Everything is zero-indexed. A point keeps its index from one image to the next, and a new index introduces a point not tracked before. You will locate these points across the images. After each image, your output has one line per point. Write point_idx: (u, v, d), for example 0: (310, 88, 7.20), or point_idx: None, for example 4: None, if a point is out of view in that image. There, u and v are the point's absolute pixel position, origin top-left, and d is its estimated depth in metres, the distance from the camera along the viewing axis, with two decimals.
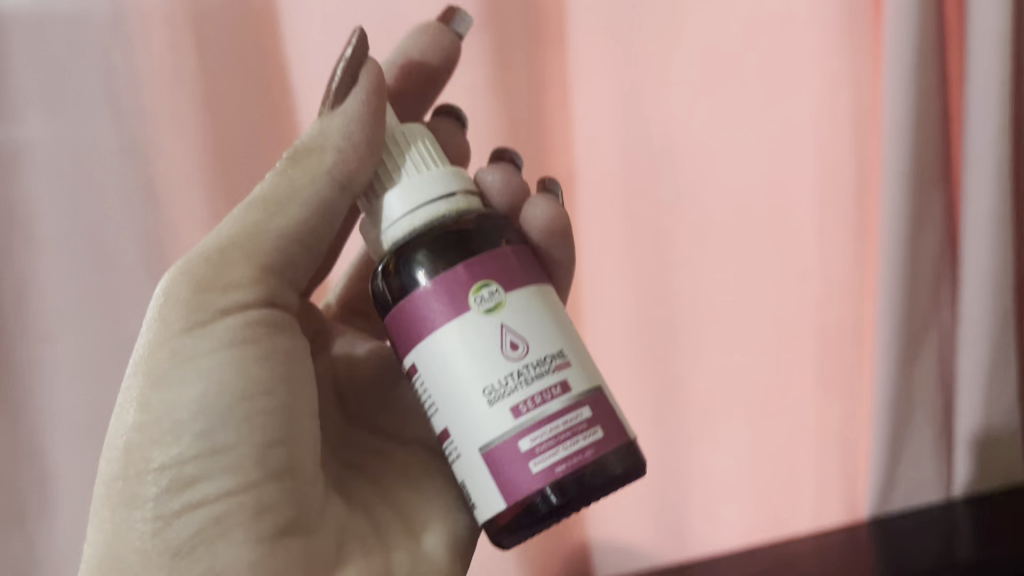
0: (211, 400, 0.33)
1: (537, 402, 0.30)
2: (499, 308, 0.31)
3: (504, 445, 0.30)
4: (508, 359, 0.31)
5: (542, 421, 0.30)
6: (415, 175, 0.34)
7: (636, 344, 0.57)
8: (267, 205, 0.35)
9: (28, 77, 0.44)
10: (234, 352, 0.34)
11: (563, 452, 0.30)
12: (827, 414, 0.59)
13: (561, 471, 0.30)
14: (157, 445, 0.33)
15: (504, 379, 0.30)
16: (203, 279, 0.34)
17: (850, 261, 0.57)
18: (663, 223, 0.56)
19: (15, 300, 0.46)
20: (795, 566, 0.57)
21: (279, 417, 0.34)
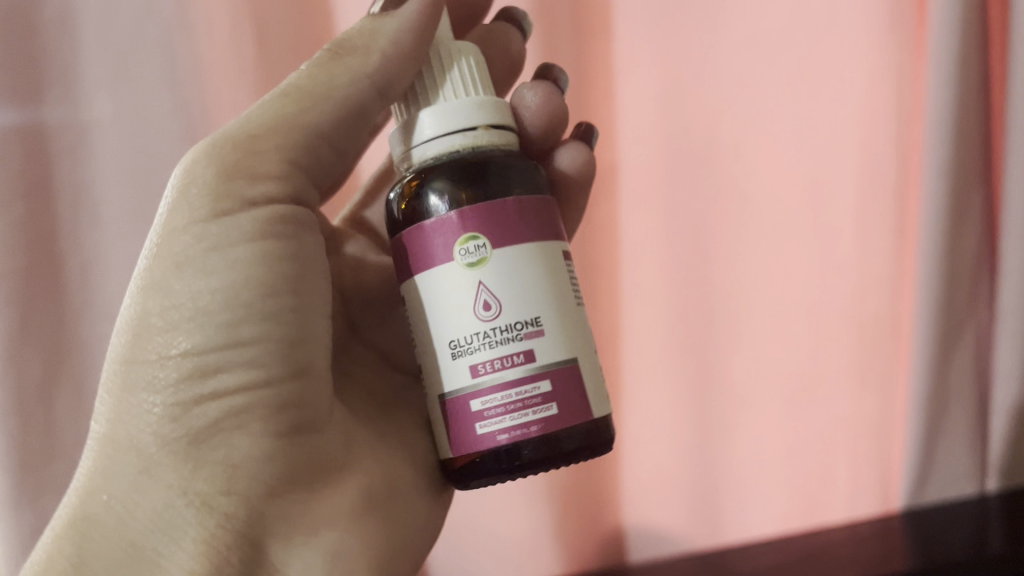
0: (236, 291, 0.35)
1: (495, 366, 0.34)
2: (482, 263, 0.34)
3: (462, 397, 0.34)
4: (479, 318, 0.34)
5: (496, 386, 0.34)
6: (446, 103, 0.36)
7: (673, 334, 0.58)
8: (305, 95, 0.37)
9: (98, 67, 0.47)
10: (258, 244, 0.35)
11: (509, 421, 0.33)
12: (864, 406, 0.60)
13: (503, 438, 0.34)
14: (180, 330, 0.34)
15: (471, 337, 0.34)
16: (231, 167, 0.35)
17: (889, 255, 0.58)
18: (702, 214, 0.56)
19: (79, 277, 0.49)
20: (825, 554, 0.59)
21: (295, 314, 0.36)
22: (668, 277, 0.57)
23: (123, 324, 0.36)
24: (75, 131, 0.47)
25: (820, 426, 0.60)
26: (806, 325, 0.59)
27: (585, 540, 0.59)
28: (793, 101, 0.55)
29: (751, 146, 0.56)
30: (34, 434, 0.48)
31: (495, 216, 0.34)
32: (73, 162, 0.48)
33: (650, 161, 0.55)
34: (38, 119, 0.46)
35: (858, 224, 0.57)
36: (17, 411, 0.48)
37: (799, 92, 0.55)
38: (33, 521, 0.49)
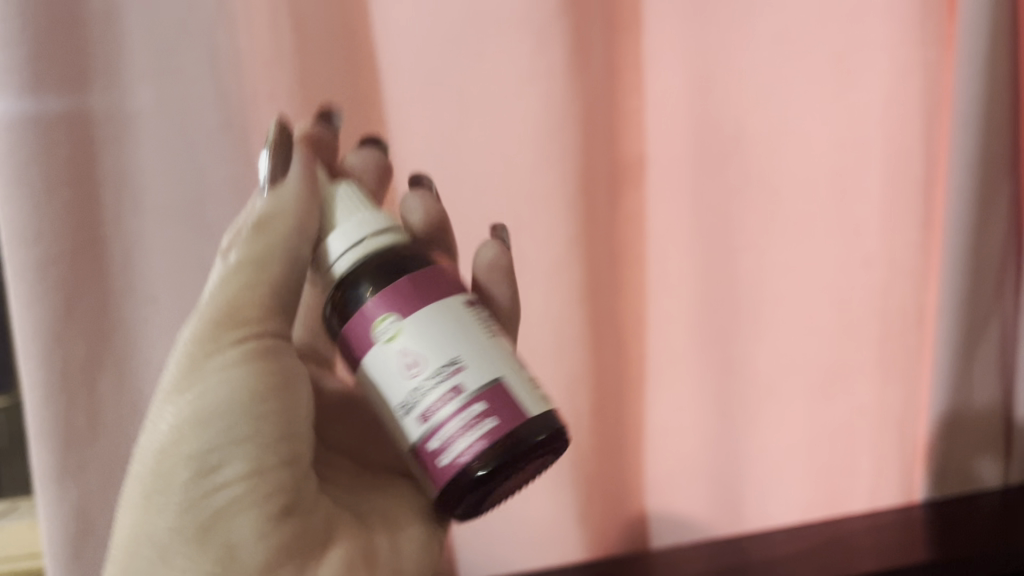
0: (233, 399, 0.38)
1: (436, 408, 0.34)
2: (397, 336, 0.35)
3: (421, 446, 0.35)
4: (408, 377, 0.35)
5: (443, 424, 0.34)
6: (338, 227, 0.38)
7: (698, 326, 0.59)
8: (253, 276, 0.39)
9: (142, 56, 0.47)
10: (246, 365, 0.39)
11: (463, 446, 0.34)
12: (887, 396, 0.61)
13: (462, 461, 0.34)
14: (186, 437, 0.38)
15: (409, 395, 0.35)
16: (221, 314, 0.39)
17: (915, 248, 0.58)
18: (729, 207, 0.57)
19: (122, 262, 0.49)
20: (849, 541, 0.59)
21: (286, 415, 0.39)
22: (693, 268, 0.58)
23: (143, 434, 0.40)
24: (120, 121, 0.47)
25: (843, 417, 0.61)
26: (832, 317, 0.59)
27: (610, 526, 0.60)
28: (822, 95, 0.56)
29: (779, 139, 0.56)
30: (78, 413, 0.48)
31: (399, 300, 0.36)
32: (117, 150, 0.47)
33: (678, 152, 0.56)
34: (85, 107, 0.46)
35: (884, 217, 0.58)
36: (60, 391, 0.47)
37: (827, 88, 0.56)
38: (76, 498, 0.48)
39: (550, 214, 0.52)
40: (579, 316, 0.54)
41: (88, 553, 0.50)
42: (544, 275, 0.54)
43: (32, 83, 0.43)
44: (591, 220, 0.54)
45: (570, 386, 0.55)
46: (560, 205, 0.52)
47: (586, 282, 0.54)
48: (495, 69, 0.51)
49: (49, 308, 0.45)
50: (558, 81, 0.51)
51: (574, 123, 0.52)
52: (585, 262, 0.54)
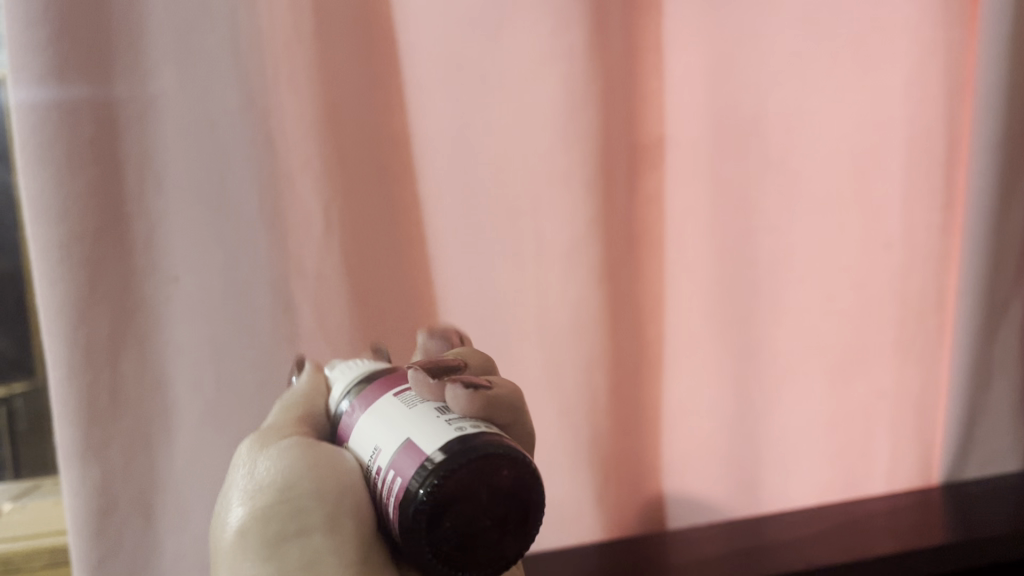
0: (298, 459, 0.37)
1: (378, 494, 0.32)
2: (356, 460, 0.35)
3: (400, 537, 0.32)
4: (370, 489, 0.34)
5: (385, 505, 0.32)
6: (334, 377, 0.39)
7: (717, 308, 0.58)
8: (290, 410, 0.41)
9: (164, 36, 0.47)
10: (303, 444, 0.38)
11: (393, 511, 0.31)
12: (906, 379, 0.61)
13: (398, 527, 0.31)
14: (256, 505, 0.36)
15: (375, 501, 0.34)
16: (282, 421, 0.40)
17: (936, 230, 0.58)
18: (749, 189, 0.57)
19: (145, 242, 0.49)
20: (866, 521, 0.60)
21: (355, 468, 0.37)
22: (713, 251, 0.58)
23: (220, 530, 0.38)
24: (142, 103, 0.47)
25: (861, 401, 0.61)
26: (851, 299, 0.59)
27: (627, 508, 0.60)
28: (842, 76, 0.56)
29: (800, 120, 0.56)
30: (101, 391, 0.48)
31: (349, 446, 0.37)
32: (139, 131, 0.47)
33: (698, 134, 0.56)
34: (107, 88, 0.46)
35: (904, 199, 0.58)
36: (84, 370, 0.47)
37: (848, 68, 0.56)
38: (98, 475, 0.49)
39: (571, 194, 0.53)
40: (598, 298, 0.54)
41: (111, 529, 0.50)
42: (563, 258, 0.54)
43: (55, 68, 0.44)
44: (611, 203, 0.54)
45: (587, 369, 0.55)
46: (582, 184, 0.52)
47: (605, 264, 0.54)
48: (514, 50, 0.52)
49: (71, 284, 0.46)
50: (579, 62, 0.51)
51: (593, 103, 0.51)
52: (605, 246, 0.54)
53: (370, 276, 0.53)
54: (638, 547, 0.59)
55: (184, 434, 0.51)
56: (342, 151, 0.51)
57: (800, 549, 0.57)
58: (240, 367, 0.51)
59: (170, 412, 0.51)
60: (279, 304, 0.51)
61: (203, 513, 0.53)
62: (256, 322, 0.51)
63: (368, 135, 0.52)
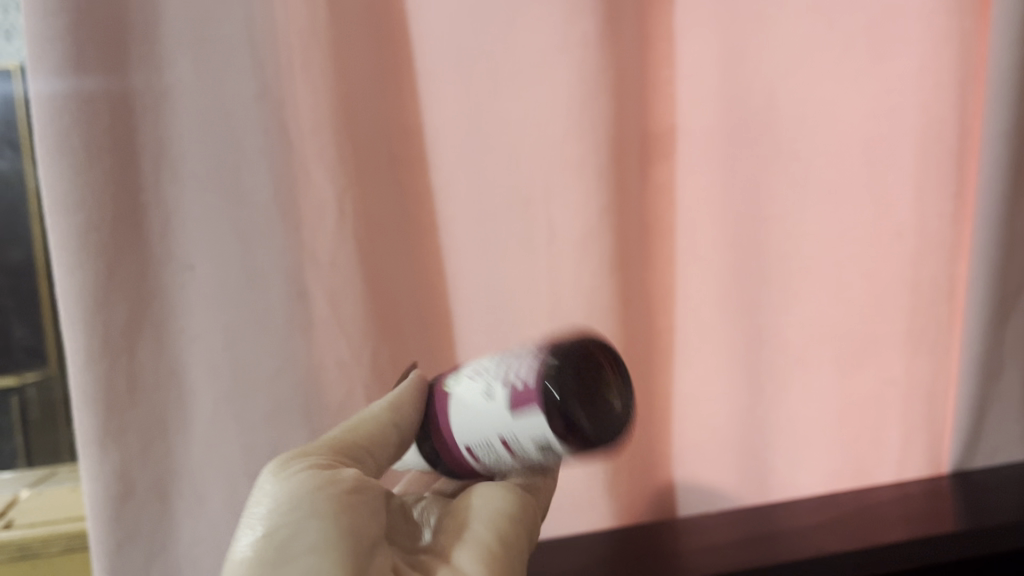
0: (306, 483, 0.38)
1: (500, 367, 0.38)
2: (454, 378, 0.40)
3: (513, 390, 0.36)
4: (473, 379, 0.38)
5: (510, 367, 0.37)
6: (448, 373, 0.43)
7: (727, 296, 0.59)
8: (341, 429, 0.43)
9: (179, 26, 0.47)
10: (315, 472, 0.39)
11: (532, 358, 0.37)
12: (916, 368, 0.61)
13: (535, 363, 0.37)
14: (259, 518, 0.37)
15: (481, 383, 0.38)
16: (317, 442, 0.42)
17: (947, 219, 0.58)
18: (759, 177, 0.57)
19: (161, 230, 0.49)
20: (877, 507, 0.60)
21: (352, 514, 0.38)
22: (723, 240, 0.58)
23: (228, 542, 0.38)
24: (158, 92, 0.47)
25: (870, 388, 0.61)
26: (862, 287, 0.59)
27: (637, 494, 0.61)
28: (853, 65, 0.56)
29: (811, 109, 0.56)
30: (119, 377, 0.49)
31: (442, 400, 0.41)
32: (156, 120, 0.48)
33: (708, 123, 0.56)
34: (123, 77, 0.46)
35: (916, 187, 0.58)
36: (102, 357, 0.48)
37: (860, 57, 0.56)
38: (117, 460, 0.49)
39: (582, 182, 0.53)
40: (608, 286, 0.54)
41: (128, 514, 0.50)
42: (575, 245, 0.54)
43: (72, 59, 0.44)
44: (623, 193, 0.54)
45: None
46: (594, 172, 0.52)
47: (616, 252, 0.54)
48: (527, 38, 0.52)
49: (88, 271, 0.46)
50: (592, 51, 0.51)
51: (606, 93, 0.52)
52: (617, 235, 0.54)
53: (382, 264, 0.54)
54: (649, 532, 0.60)
55: (200, 419, 0.52)
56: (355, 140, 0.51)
57: (811, 539, 0.57)
58: (254, 355, 0.51)
59: (187, 398, 0.52)
60: (292, 292, 0.51)
61: (218, 498, 0.53)
62: (270, 309, 0.51)
63: (382, 124, 0.53)
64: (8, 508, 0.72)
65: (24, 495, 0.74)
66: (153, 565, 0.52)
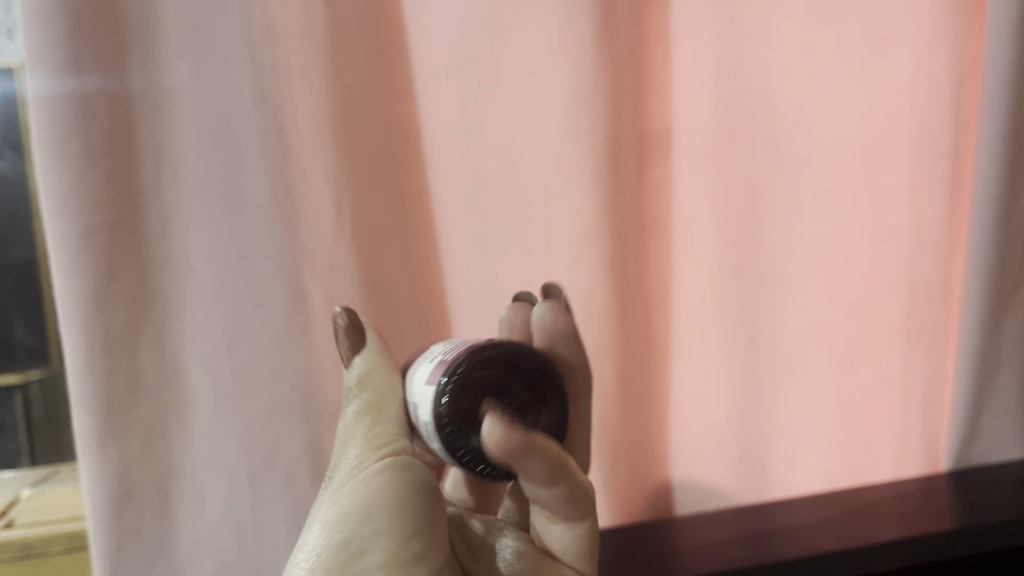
0: (376, 492, 0.37)
1: (450, 349, 0.38)
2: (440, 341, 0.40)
3: (430, 372, 0.37)
4: (436, 349, 0.39)
5: (450, 355, 0.37)
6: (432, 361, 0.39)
7: (725, 295, 0.59)
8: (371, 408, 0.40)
9: (177, 29, 0.47)
10: (384, 478, 0.37)
11: (463, 352, 0.36)
12: (913, 367, 0.61)
13: (458, 360, 0.36)
14: (326, 522, 0.37)
15: (435, 351, 0.38)
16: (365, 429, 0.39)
17: (944, 219, 0.58)
18: (756, 176, 0.57)
19: (161, 232, 0.50)
20: (874, 506, 0.61)
21: (427, 526, 0.37)
22: (720, 240, 0.58)
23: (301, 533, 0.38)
24: (158, 94, 0.48)
25: (868, 386, 0.61)
26: (859, 287, 0.60)
27: (636, 494, 0.61)
28: (849, 66, 0.56)
29: (807, 109, 0.56)
30: (120, 377, 0.49)
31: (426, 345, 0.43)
32: (155, 122, 0.48)
33: (704, 123, 0.56)
34: (122, 80, 0.47)
35: (913, 186, 0.58)
36: (102, 359, 0.48)
37: (856, 57, 0.56)
38: (117, 461, 0.50)
39: (580, 183, 0.53)
40: (605, 286, 0.54)
41: (129, 515, 0.51)
42: (572, 247, 0.54)
43: (71, 61, 0.44)
44: (620, 194, 0.54)
45: (598, 357, 0.56)
46: (591, 174, 0.53)
47: (613, 253, 0.55)
48: (523, 39, 0.52)
49: (88, 273, 0.47)
50: (588, 52, 0.51)
51: (602, 93, 0.52)
52: (614, 235, 0.55)
53: (380, 264, 0.55)
54: (646, 532, 0.60)
55: (201, 420, 0.53)
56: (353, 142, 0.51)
57: (809, 538, 0.57)
58: (256, 356, 0.52)
59: (188, 399, 0.52)
60: (292, 293, 0.52)
61: (219, 498, 0.54)
62: (270, 310, 0.52)
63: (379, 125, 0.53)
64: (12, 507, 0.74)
65: (26, 494, 0.75)
66: (155, 566, 0.52)
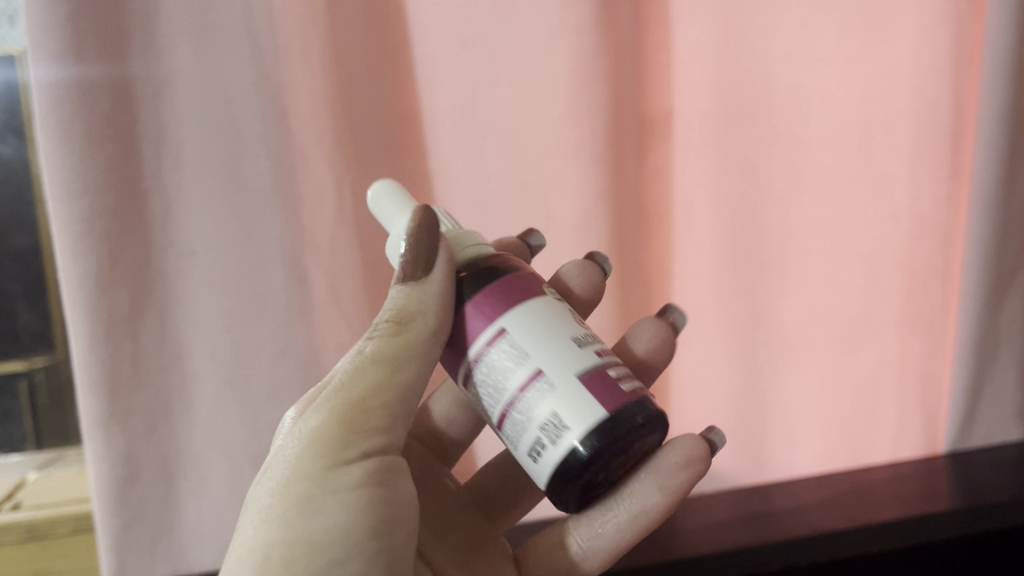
0: (347, 527, 0.37)
1: (607, 353, 0.37)
2: (561, 303, 0.39)
3: (601, 369, 0.36)
4: (579, 326, 0.38)
5: (614, 365, 0.37)
6: (558, 303, 0.38)
7: (722, 279, 0.59)
8: (353, 407, 0.38)
9: (177, 12, 0.47)
10: (352, 508, 0.37)
11: (634, 383, 0.37)
12: (911, 348, 0.62)
13: (638, 393, 0.36)
14: (289, 548, 0.36)
15: (584, 335, 0.37)
16: (337, 434, 0.38)
17: (942, 202, 0.58)
18: (756, 160, 0.57)
19: (163, 216, 0.50)
20: (871, 487, 0.61)
21: (388, 551, 0.38)
22: (719, 222, 0.58)
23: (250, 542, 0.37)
24: (158, 80, 0.48)
25: (868, 367, 0.62)
26: (858, 271, 0.60)
27: None
28: (850, 48, 0.56)
29: (807, 93, 0.56)
30: (123, 362, 0.49)
31: (519, 285, 0.38)
32: (156, 106, 0.48)
33: (703, 106, 0.56)
34: (122, 64, 0.47)
35: (912, 169, 0.58)
36: (106, 342, 0.48)
37: (856, 40, 0.56)
38: (121, 442, 0.51)
39: (579, 168, 0.53)
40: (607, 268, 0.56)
41: (134, 496, 0.52)
42: (572, 232, 0.55)
43: (72, 48, 0.44)
44: (619, 177, 0.55)
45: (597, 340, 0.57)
46: (591, 158, 0.53)
47: (612, 238, 0.55)
48: (521, 23, 0.51)
49: (92, 257, 0.47)
50: (587, 36, 0.51)
51: (602, 77, 0.52)
52: (614, 217, 0.55)
53: (380, 250, 0.55)
54: None
55: (204, 401, 0.53)
56: (354, 127, 0.52)
57: (806, 517, 0.58)
58: (257, 337, 0.52)
59: (190, 381, 0.53)
60: (293, 277, 0.52)
61: (223, 479, 0.55)
62: (271, 293, 0.52)
63: (380, 111, 0.52)
64: (18, 490, 0.74)
65: (33, 477, 0.75)
66: (161, 543, 0.54)
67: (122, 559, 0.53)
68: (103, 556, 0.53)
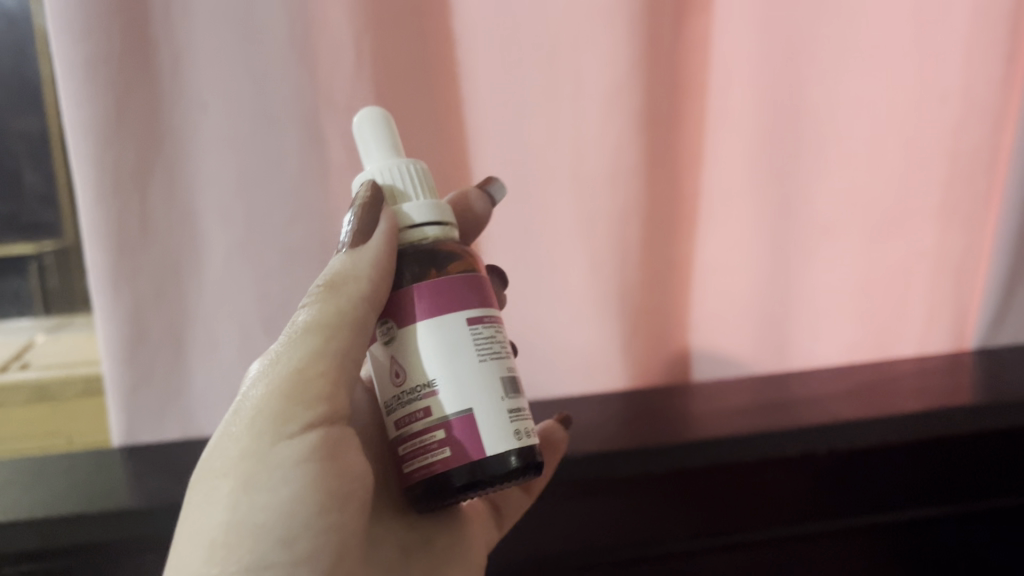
0: (295, 500, 0.34)
1: (406, 420, 0.35)
2: (391, 340, 0.36)
3: (397, 447, 0.36)
4: (394, 382, 0.36)
5: (411, 434, 0.35)
6: (384, 348, 0.36)
7: (756, 163, 0.57)
8: (294, 376, 0.35)
9: None
10: (294, 480, 0.35)
11: (423, 461, 0.35)
12: (948, 241, 0.59)
13: (420, 475, 0.35)
14: (233, 527, 0.34)
15: (393, 399, 0.36)
16: (277, 404, 0.35)
17: (996, 85, 0.55)
18: (801, 36, 0.54)
19: (170, 67, 0.47)
20: (896, 376, 0.60)
21: (344, 522, 0.36)
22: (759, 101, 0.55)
23: (195, 522, 0.35)
24: None
25: (900, 259, 0.60)
26: (899, 159, 0.57)
27: (655, 358, 0.61)
28: None
29: None
30: (131, 218, 0.48)
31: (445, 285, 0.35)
32: None
33: None
34: None
35: (965, 50, 0.54)
36: (115, 195, 0.47)
37: None
38: (129, 298, 0.50)
39: (611, 36, 0.50)
40: (636, 147, 0.53)
41: (142, 358, 0.51)
42: (602, 104, 0.52)
43: None
44: (655, 46, 0.51)
45: (622, 221, 0.54)
46: (626, 23, 0.50)
47: (645, 113, 0.52)
48: None
49: (98, 104, 0.45)
50: None
51: None
52: (646, 90, 0.52)
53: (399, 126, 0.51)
54: (661, 399, 0.60)
55: (214, 262, 0.51)
56: None
57: (827, 406, 0.56)
58: (269, 197, 0.50)
59: (199, 242, 0.51)
60: (308, 135, 0.49)
61: (232, 348, 0.53)
62: (284, 151, 0.49)
63: None
64: (26, 350, 0.74)
65: (40, 340, 0.74)
66: (169, 408, 0.54)
67: (131, 419, 0.53)
68: (113, 416, 0.54)
